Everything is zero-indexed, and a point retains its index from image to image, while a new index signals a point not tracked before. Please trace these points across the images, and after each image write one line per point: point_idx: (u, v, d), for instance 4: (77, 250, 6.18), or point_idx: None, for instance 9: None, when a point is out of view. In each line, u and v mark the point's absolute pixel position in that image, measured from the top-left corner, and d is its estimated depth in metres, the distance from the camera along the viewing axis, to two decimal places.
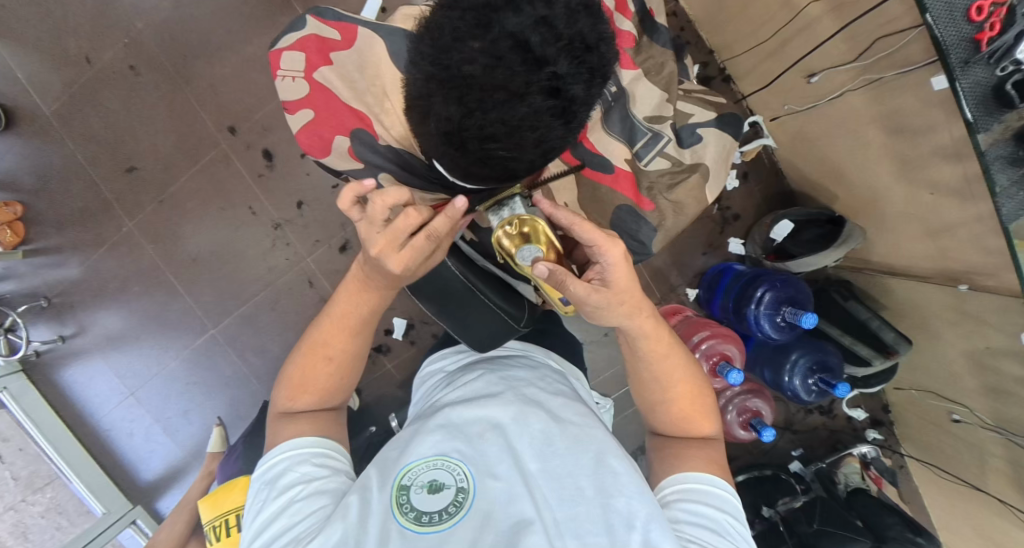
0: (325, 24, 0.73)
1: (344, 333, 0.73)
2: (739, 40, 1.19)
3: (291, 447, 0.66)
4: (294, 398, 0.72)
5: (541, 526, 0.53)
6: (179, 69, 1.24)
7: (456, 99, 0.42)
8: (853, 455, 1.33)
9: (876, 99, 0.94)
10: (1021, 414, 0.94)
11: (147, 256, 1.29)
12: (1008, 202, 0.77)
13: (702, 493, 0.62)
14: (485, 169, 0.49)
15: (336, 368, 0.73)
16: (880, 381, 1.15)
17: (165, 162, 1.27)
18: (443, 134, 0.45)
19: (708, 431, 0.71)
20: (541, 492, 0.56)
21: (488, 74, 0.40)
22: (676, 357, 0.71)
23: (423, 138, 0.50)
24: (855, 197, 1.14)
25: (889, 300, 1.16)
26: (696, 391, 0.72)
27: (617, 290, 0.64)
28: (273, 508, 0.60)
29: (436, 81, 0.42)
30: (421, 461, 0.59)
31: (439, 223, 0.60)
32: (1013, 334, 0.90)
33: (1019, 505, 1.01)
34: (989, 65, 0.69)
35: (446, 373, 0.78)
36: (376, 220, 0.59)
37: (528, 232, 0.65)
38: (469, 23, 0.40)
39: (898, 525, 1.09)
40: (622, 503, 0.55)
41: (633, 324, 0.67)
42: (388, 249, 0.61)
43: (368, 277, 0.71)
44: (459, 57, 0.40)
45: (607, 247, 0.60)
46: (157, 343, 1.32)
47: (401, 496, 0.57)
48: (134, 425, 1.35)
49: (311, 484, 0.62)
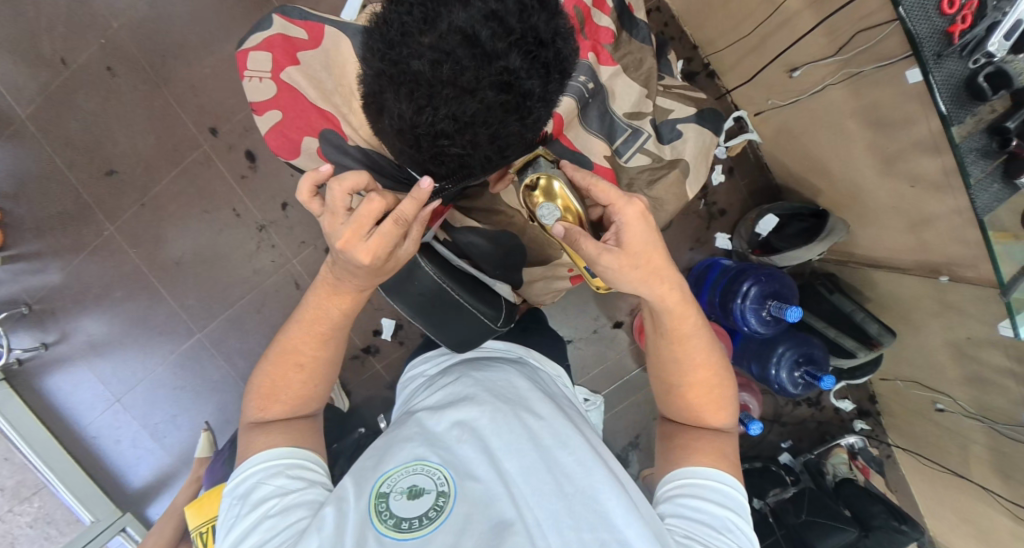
0: (292, 24, 0.72)
1: (315, 341, 0.72)
2: (722, 35, 1.19)
3: (263, 460, 0.65)
4: (266, 408, 0.71)
5: (521, 525, 0.53)
6: (157, 70, 1.22)
7: (406, 94, 0.41)
8: (841, 446, 1.34)
9: (856, 93, 0.95)
10: (1002, 402, 0.97)
11: (129, 260, 1.27)
12: (981, 194, 0.77)
13: (701, 488, 0.63)
14: (441, 167, 0.48)
15: (309, 376, 0.73)
16: (866, 373, 1.15)
17: (146, 165, 1.25)
18: (397, 132, 0.44)
19: (721, 424, 0.71)
20: (521, 492, 0.56)
21: (436, 69, 0.39)
22: (700, 337, 0.69)
23: (382, 140, 0.50)
24: (837, 190, 1.15)
25: (872, 293, 1.17)
26: (716, 378, 0.70)
27: (630, 251, 0.61)
28: (247, 522, 0.60)
29: (386, 77, 0.41)
30: (400, 468, 0.59)
31: (406, 207, 0.55)
32: (993, 323, 0.92)
33: (1002, 491, 1.03)
34: (962, 58, 0.70)
35: (427, 377, 0.78)
36: (338, 209, 0.56)
37: (550, 192, 0.63)
38: (417, 19, 0.40)
39: (883, 514, 1.12)
40: (595, 504, 0.56)
41: (653, 292, 0.64)
42: (354, 241, 0.58)
43: (337, 278, 0.67)
44: (408, 53, 0.40)
45: (621, 204, 0.60)
46: (141, 348, 1.31)
47: (380, 503, 0.57)
48: (120, 432, 1.33)
49: (284, 497, 0.61)
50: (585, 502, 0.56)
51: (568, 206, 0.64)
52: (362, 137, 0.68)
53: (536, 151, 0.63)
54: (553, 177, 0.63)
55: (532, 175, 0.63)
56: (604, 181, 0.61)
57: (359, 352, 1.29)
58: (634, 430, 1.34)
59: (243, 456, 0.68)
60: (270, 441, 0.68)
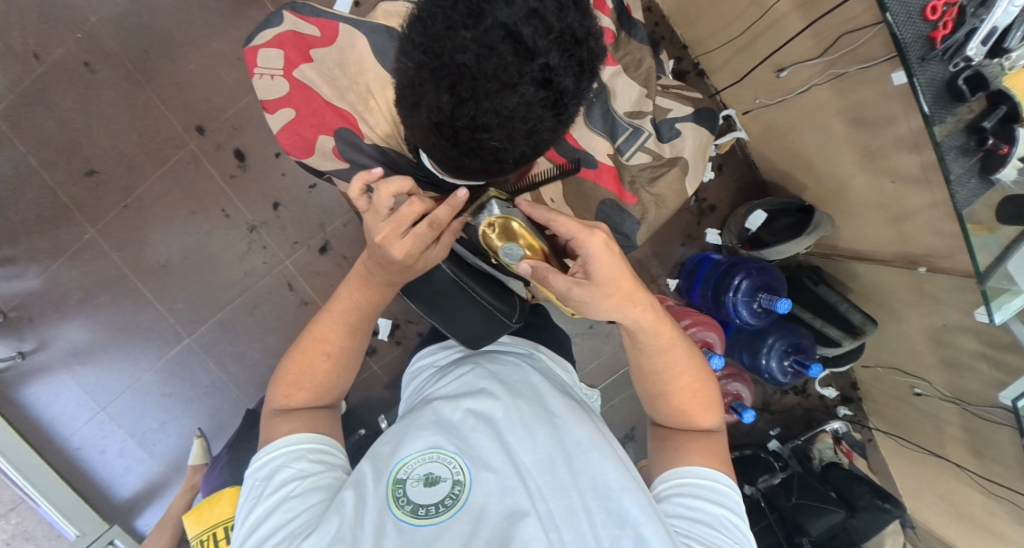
0: (303, 21, 0.72)
1: (341, 330, 0.75)
2: (711, 35, 1.22)
3: (285, 444, 0.67)
4: (290, 395, 0.73)
5: (535, 516, 0.55)
6: (140, 66, 1.18)
7: (447, 88, 0.44)
8: (826, 432, 1.40)
9: (841, 93, 0.99)
10: (975, 385, 1.03)
11: (112, 263, 1.23)
12: (960, 189, 0.81)
13: (699, 486, 0.65)
14: (476, 162, 0.50)
15: (334, 365, 0.75)
16: (850, 359, 1.20)
17: (128, 165, 1.20)
18: (435, 124, 0.47)
19: (710, 426, 0.72)
20: (535, 485, 0.58)
21: (481, 63, 0.42)
22: (678, 346, 0.70)
23: (415, 136, 0.53)
24: (822, 186, 1.20)
25: (855, 284, 1.23)
26: (699, 383, 0.72)
27: (599, 284, 0.62)
28: (267, 503, 0.61)
29: (428, 70, 0.44)
30: (415, 456, 0.60)
31: (444, 213, 0.61)
32: (968, 310, 0.98)
33: (975, 469, 1.10)
34: (943, 61, 0.74)
35: (437, 368, 0.79)
36: (381, 210, 0.60)
37: (508, 232, 0.63)
38: (461, 13, 0.42)
39: (867, 494, 1.16)
40: (611, 502, 0.58)
41: (626, 316, 0.65)
42: (392, 238, 0.61)
43: (370, 272, 0.71)
44: (451, 45, 0.42)
45: (583, 237, 0.59)
46: (127, 355, 1.27)
47: (397, 489, 0.58)
48: (106, 441, 1.29)
49: (306, 480, 0.63)
50: (596, 495, 0.58)
51: (531, 244, 0.64)
52: (381, 138, 0.70)
53: (488, 193, 0.62)
54: (508, 220, 0.62)
55: (486, 219, 0.62)
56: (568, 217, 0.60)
57: None
58: (630, 422, 1.37)
59: (265, 443, 0.69)
60: (289, 428, 0.69)
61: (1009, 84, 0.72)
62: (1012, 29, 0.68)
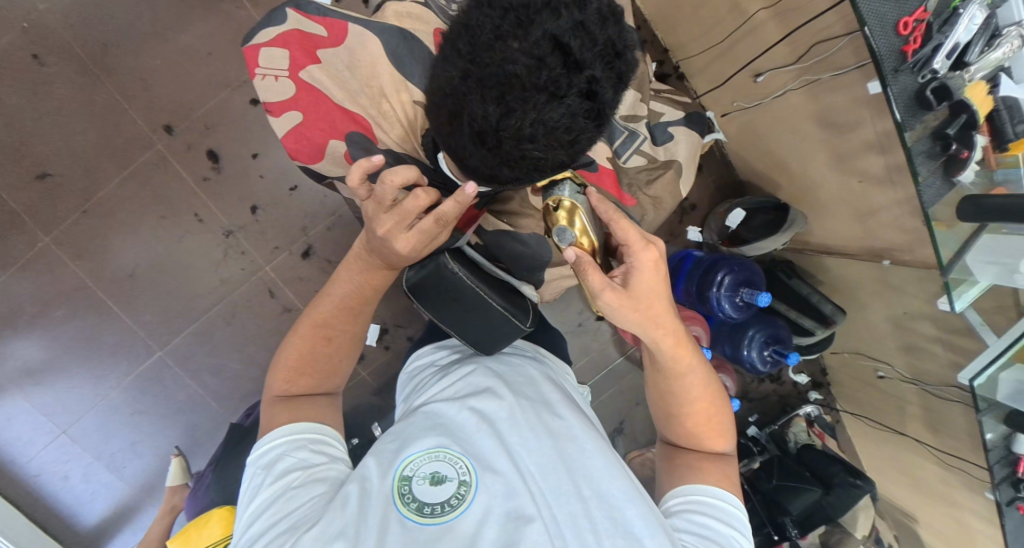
0: (308, 20, 0.76)
1: (348, 315, 0.75)
2: (691, 40, 1.27)
3: (286, 432, 0.65)
4: (291, 381, 0.72)
5: (541, 521, 0.54)
6: (98, 60, 1.09)
7: (495, 98, 0.48)
8: (800, 416, 1.51)
9: (814, 98, 1.05)
10: (934, 366, 1.13)
11: (71, 274, 1.14)
12: (927, 190, 0.86)
13: (709, 505, 0.66)
14: (514, 170, 0.56)
15: (335, 349, 0.75)
16: (821, 347, 1.29)
17: (86, 167, 1.11)
18: (478, 131, 0.52)
19: (721, 449, 0.74)
20: (539, 489, 0.57)
21: (531, 74, 0.46)
22: (697, 372, 0.72)
23: (452, 144, 0.58)
24: (795, 185, 1.27)
25: (825, 277, 1.31)
26: (715, 406, 0.74)
27: (633, 293, 0.65)
28: (269, 493, 0.59)
29: (474, 79, 0.49)
30: (421, 453, 0.58)
31: (449, 207, 0.62)
32: (927, 299, 1.08)
33: (932, 443, 1.20)
34: (913, 74, 0.80)
35: (439, 368, 0.77)
36: (385, 202, 0.60)
37: (572, 217, 0.65)
38: (511, 24, 0.47)
39: (840, 472, 1.24)
40: (617, 512, 0.57)
41: (649, 334, 0.68)
42: (396, 231, 0.64)
43: (368, 253, 0.73)
44: (502, 56, 0.47)
45: (637, 248, 0.64)
46: (91, 373, 1.18)
47: (402, 486, 0.57)
48: (69, 466, 1.20)
49: (306, 471, 0.61)
50: (600, 504, 0.57)
51: (586, 232, 0.66)
52: (395, 141, 0.77)
53: (565, 173, 0.62)
54: (576, 205, 0.63)
55: (557, 196, 0.63)
56: (628, 223, 0.63)
57: None
58: (619, 416, 1.41)
59: (264, 431, 0.68)
60: (288, 418, 0.67)
61: (969, 95, 0.78)
62: (971, 45, 0.77)
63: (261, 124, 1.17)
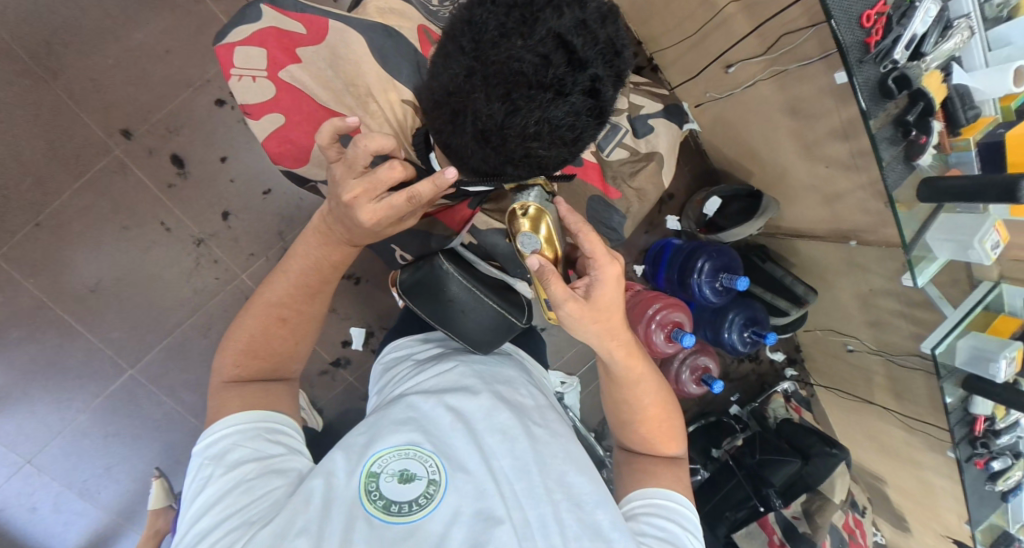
0: (285, 17, 0.75)
1: (304, 294, 0.69)
2: (664, 32, 1.29)
3: (239, 420, 0.61)
4: (242, 364, 0.66)
5: (510, 523, 0.51)
6: (42, 60, 1.00)
7: (501, 96, 0.47)
8: (778, 392, 1.60)
9: (782, 88, 1.08)
10: (895, 338, 1.21)
11: (26, 293, 1.06)
12: (890, 173, 0.87)
13: (670, 510, 0.67)
14: (518, 168, 0.55)
15: (290, 332, 0.69)
16: (796, 326, 1.35)
17: (36, 176, 1.03)
18: (481, 131, 0.51)
19: (672, 453, 0.75)
20: (510, 490, 0.55)
21: (538, 73, 0.45)
22: (650, 381, 0.72)
23: (454, 143, 0.57)
24: (766, 172, 1.31)
25: (796, 259, 1.38)
26: (666, 412, 0.75)
27: (594, 305, 0.65)
28: (219, 485, 0.55)
29: (479, 78, 0.48)
30: (390, 449, 0.55)
31: (423, 188, 0.56)
32: (890, 276, 1.14)
33: (897, 409, 1.28)
34: (875, 64, 0.82)
35: (416, 362, 0.75)
36: (354, 165, 0.56)
37: (537, 223, 0.63)
38: (515, 21, 0.46)
39: (817, 442, 1.32)
40: (586, 514, 0.56)
41: (603, 345, 0.68)
42: (363, 198, 0.58)
43: (331, 227, 0.66)
44: (507, 54, 0.46)
45: (603, 262, 0.64)
46: (55, 397, 1.10)
47: (370, 483, 0.54)
48: (37, 497, 1.13)
49: (262, 462, 0.58)
50: (570, 506, 0.56)
51: (551, 243, 0.65)
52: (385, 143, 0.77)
53: (536, 181, 0.60)
54: (545, 213, 0.63)
55: (522, 201, 0.62)
56: (597, 235, 0.64)
57: (330, 367, 1.25)
58: None
59: (212, 418, 0.63)
60: (244, 403, 0.63)
61: (926, 84, 0.81)
62: (927, 36, 0.80)
63: (228, 125, 1.11)
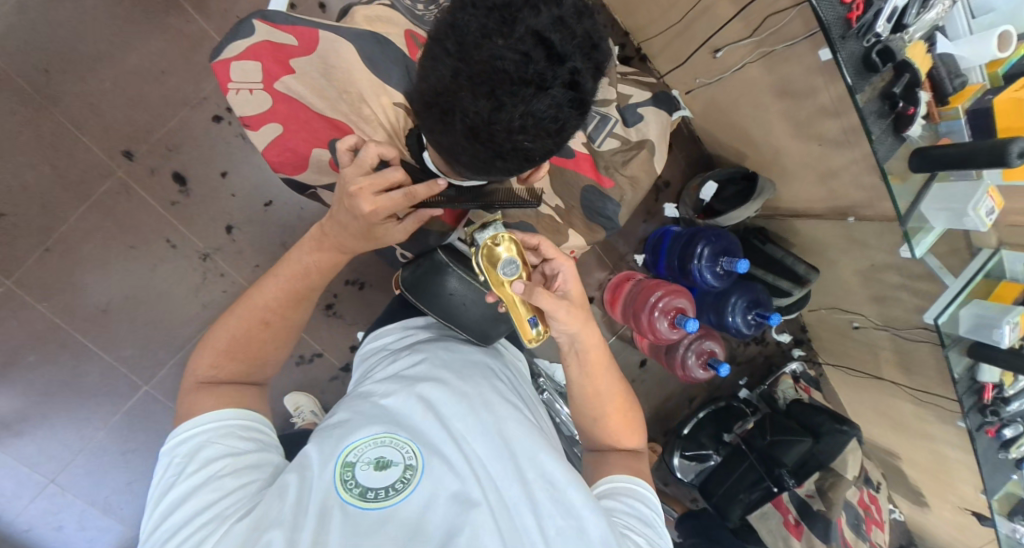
0: (276, 29, 0.77)
1: (290, 298, 0.70)
2: (651, 22, 1.30)
3: (211, 419, 0.61)
4: (219, 365, 0.66)
5: (488, 506, 0.53)
6: (41, 88, 1.03)
7: (486, 94, 0.49)
8: (786, 374, 1.60)
9: (770, 69, 1.09)
10: (900, 312, 1.21)
11: (39, 316, 1.08)
12: (880, 147, 0.87)
13: (641, 492, 0.67)
14: (505, 162, 0.56)
15: (272, 335, 0.70)
16: (799, 306, 1.36)
17: (43, 202, 1.05)
18: (469, 128, 0.52)
19: (635, 446, 0.76)
20: (487, 474, 0.56)
21: (519, 69, 0.46)
22: (613, 373, 0.74)
23: (445, 141, 0.58)
24: (760, 154, 1.32)
25: (796, 239, 1.38)
26: (626, 404, 0.76)
27: (574, 301, 0.70)
28: (188, 483, 0.56)
29: (464, 77, 0.49)
30: (366, 439, 0.55)
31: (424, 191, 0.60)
32: (890, 250, 1.14)
33: (907, 383, 1.28)
34: (857, 39, 0.82)
35: (391, 351, 0.76)
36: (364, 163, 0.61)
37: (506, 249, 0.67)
38: (495, 22, 0.47)
39: (827, 421, 1.30)
40: (563, 495, 0.56)
41: (581, 337, 0.70)
42: (367, 194, 0.60)
43: (325, 232, 0.69)
44: (489, 54, 0.47)
45: (565, 259, 0.70)
46: (73, 416, 1.13)
47: (345, 472, 0.53)
48: (62, 515, 1.16)
49: (236, 457, 0.58)
50: (546, 486, 0.56)
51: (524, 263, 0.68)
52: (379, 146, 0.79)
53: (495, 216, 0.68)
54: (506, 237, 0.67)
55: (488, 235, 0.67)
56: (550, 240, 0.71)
57: (340, 372, 1.27)
58: None
59: (180, 418, 0.62)
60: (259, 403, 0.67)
61: (908, 55, 0.81)
62: (907, 7, 0.79)
63: (225, 140, 1.13)
